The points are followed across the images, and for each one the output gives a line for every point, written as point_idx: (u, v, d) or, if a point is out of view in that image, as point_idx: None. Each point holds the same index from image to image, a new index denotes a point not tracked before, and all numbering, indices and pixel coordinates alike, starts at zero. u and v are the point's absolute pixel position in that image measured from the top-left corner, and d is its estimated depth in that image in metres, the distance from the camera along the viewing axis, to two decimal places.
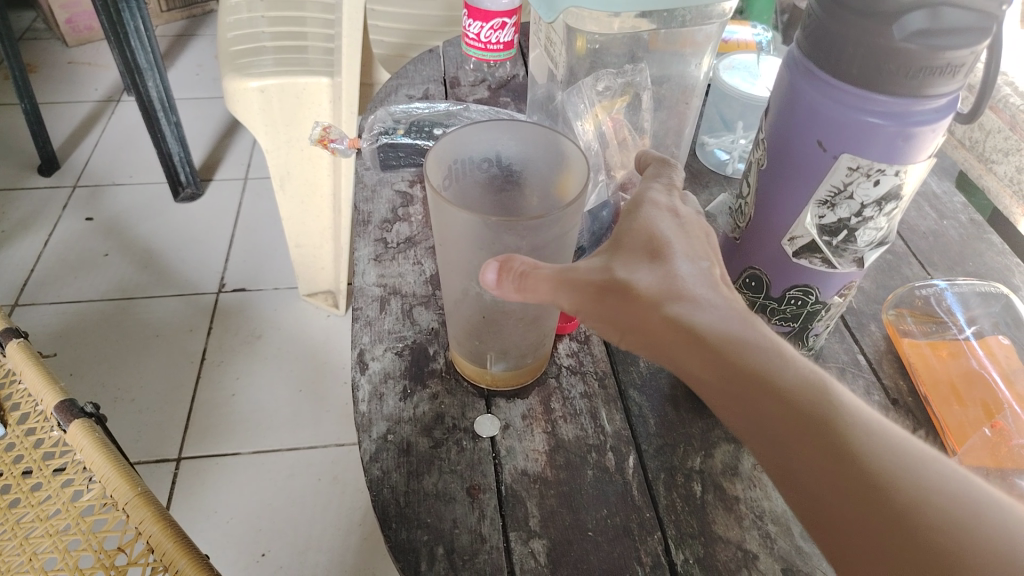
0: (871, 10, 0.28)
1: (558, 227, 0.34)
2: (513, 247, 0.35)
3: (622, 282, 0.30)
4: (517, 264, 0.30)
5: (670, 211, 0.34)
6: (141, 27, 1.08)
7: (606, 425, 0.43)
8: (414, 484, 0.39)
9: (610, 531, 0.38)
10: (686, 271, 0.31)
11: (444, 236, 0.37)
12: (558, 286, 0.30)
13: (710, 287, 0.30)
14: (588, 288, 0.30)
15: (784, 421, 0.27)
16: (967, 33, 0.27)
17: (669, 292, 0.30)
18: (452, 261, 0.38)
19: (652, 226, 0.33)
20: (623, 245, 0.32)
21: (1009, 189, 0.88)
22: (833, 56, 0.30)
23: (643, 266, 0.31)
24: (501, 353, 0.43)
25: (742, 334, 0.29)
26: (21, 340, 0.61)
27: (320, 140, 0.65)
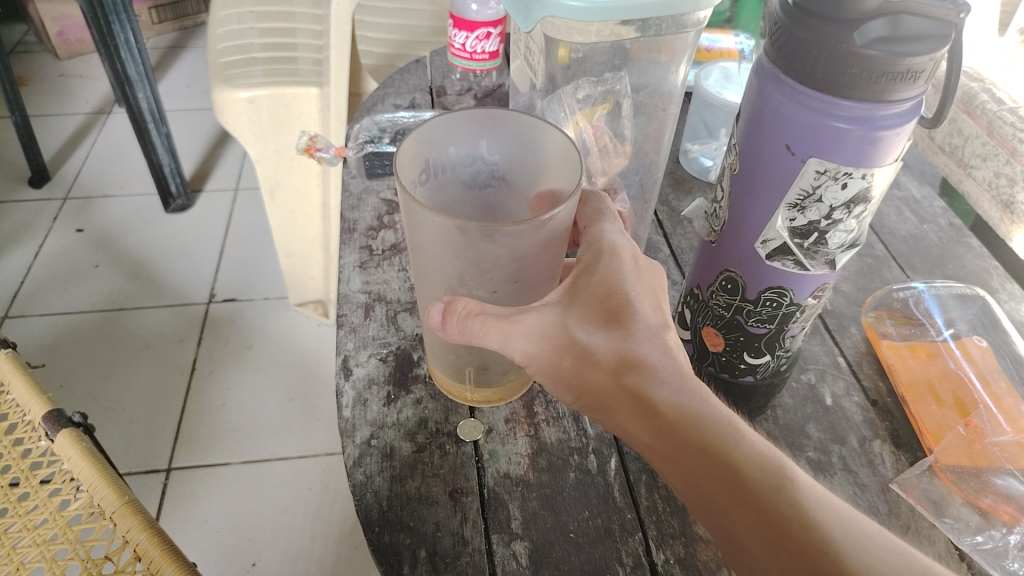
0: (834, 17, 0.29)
1: (542, 234, 0.33)
2: (496, 255, 0.33)
3: (568, 337, 0.32)
4: (461, 306, 0.33)
5: (630, 263, 0.34)
6: (131, 38, 1.08)
7: (588, 429, 0.44)
8: (397, 488, 0.40)
9: (591, 532, 0.38)
10: (639, 329, 0.32)
11: (419, 241, 0.35)
12: (500, 339, 0.32)
13: (661, 344, 0.32)
14: (535, 342, 0.32)
15: (723, 492, 0.28)
16: (926, 40, 0.29)
17: (615, 349, 0.31)
18: (426, 268, 0.36)
19: (607, 275, 0.33)
20: (575, 296, 0.33)
21: (989, 195, 0.89)
22: (799, 62, 0.31)
23: (589, 321, 0.32)
24: (481, 369, 0.42)
25: (687, 398, 0.30)
26: (9, 351, 0.61)
27: (306, 149, 0.65)
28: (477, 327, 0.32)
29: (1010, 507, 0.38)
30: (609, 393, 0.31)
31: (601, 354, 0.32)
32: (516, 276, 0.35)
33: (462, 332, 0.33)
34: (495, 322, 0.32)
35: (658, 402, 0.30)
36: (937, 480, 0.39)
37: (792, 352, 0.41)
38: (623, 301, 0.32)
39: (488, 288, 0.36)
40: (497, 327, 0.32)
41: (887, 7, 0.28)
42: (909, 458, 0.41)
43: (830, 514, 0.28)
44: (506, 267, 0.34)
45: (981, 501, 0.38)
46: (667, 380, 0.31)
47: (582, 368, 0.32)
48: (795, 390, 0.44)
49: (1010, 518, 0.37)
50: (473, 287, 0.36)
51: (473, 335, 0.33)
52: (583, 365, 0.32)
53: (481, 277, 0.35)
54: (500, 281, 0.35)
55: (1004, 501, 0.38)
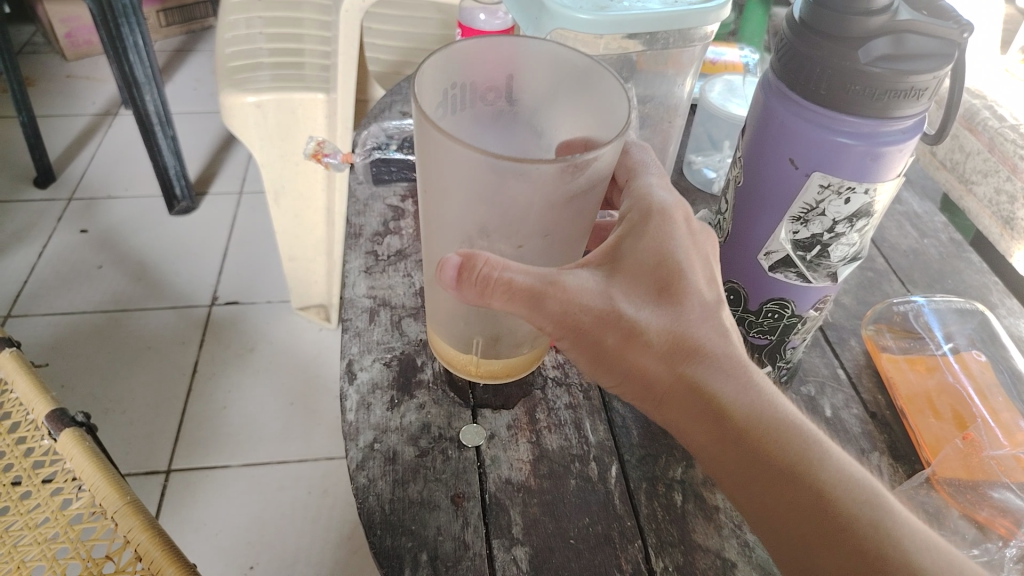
0: (839, 34, 0.30)
1: (580, 180, 0.31)
2: (530, 199, 0.31)
3: (619, 313, 0.32)
4: (485, 262, 0.31)
5: (683, 232, 0.35)
6: (139, 41, 1.09)
7: (590, 436, 0.44)
8: (399, 492, 0.40)
9: (592, 539, 0.39)
10: (692, 305, 0.33)
11: (440, 181, 0.33)
12: (545, 310, 0.31)
13: (710, 319, 0.33)
14: (586, 316, 0.32)
15: (764, 476, 0.31)
16: (929, 58, 0.29)
17: (666, 325, 0.33)
18: (441, 211, 0.34)
19: (655, 243, 0.34)
20: (623, 266, 0.33)
21: (990, 211, 0.90)
22: (803, 78, 0.32)
23: (637, 293, 0.33)
24: (494, 338, 0.42)
25: (734, 378, 0.32)
26: (13, 349, 0.61)
27: (315, 154, 0.74)
28: (512, 294, 0.31)
29: (1006, 520, 0.38)
30: (655, 372, 0.33)
31: (652, 331, 0.32)
32: (545, 228, 0.34)
33: (484, 288, 0.31)
34: (543, 292, 0.31)
35: (708, 386, 0.32)
36: (934, 492, 0.40)
37: (793, 363, 0.41)
38: (671, 273, 0.33)
39: (513, 241, 0.34)
40: (545, 298, 0.31)
41: (891, 26, 0.29)
42: (906, 471, 0.41)
43: (869, 492, 0.31)
44: (539, 215, 0.33)
45: (979, 513, 0.39)
46: (733, 380, 0.32)
47: (632, 344, 0.32)
48: (795, 401, 0.45)
49: (1006, 531, 0.38)
50: (496, 237, 0.34)
51: (505, 299, 0.31)
52: (632, 343, 0.32)
53: (509, 226, 0.34)
54: (527, 231, 0.34)
55: (1001, 514, 0.39)
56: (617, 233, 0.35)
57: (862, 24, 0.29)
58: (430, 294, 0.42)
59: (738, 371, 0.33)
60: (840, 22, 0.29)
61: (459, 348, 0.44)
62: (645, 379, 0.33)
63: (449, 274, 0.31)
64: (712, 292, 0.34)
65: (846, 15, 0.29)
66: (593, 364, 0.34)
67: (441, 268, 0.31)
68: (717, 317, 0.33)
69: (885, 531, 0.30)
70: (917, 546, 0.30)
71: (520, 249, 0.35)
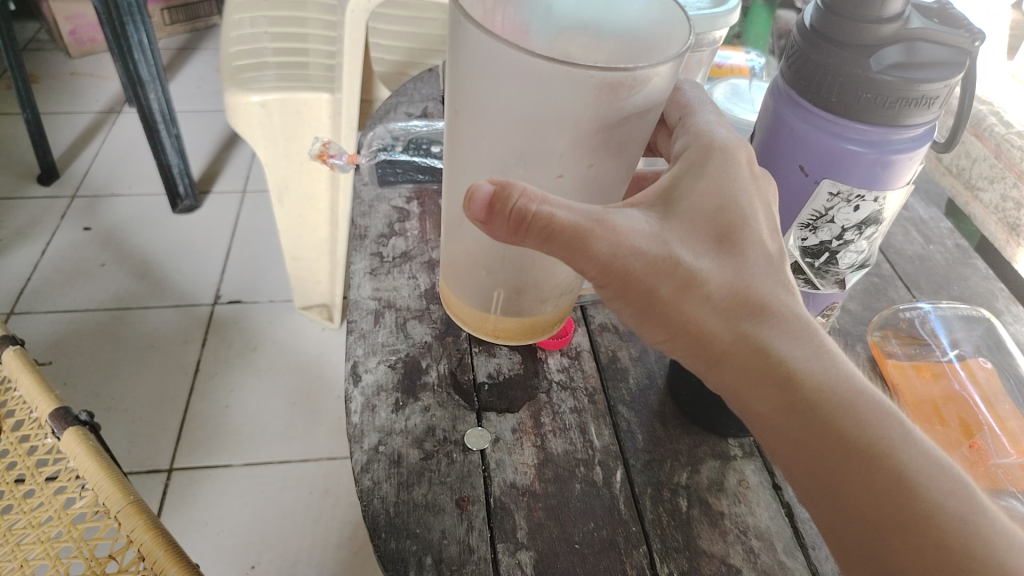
0: (852, 43, 0.31)
1: (639, 100, 0.29)
2: (583, 120, 0.29)
3: (674, 258, 0.31)
4: (517, 193, 0.28)
5: (742, 165, 0.34)
6: (144, 40, 1.09)
7: (595, 440, 0.44)
8: (404, 495, 0.40)
9: (596, 544, 0.39)
10: (752, 258, 0.32)
11: (479, 93, 0.29)
12: (590, 253, 0.30)
13: (770, 266, 0.32)
14: (636, 261, 0.30)
15: (830, 444, 0.30)
16: (940, 67, 0.31)
17: (722, 270, 0.31)
18: (474, 131, 0.31)
19: (712, 187, 0.33)
20: (678, 210, 0.32)
21: (995, 217, 0.90)
22: (816, 86, 0.33)
23: (692, 238, 0.32)
24: (519, 292, 0.37)
25: (794, 326, 0.31)
26: (17, 348, 0.61)
27: (320, 155, 0.73)
28: (555, 233, 0.29)
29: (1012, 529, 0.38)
30: (709, 320, 0.31)
31: (706, 276, 0.31)
32: (590, 158, 0.31)
33: (517, 224, 0.29)
34: (589, 233, 0.29)
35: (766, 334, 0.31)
36: None
37: None
38: (729, 217, 0.32)
39: (552, 171, 0.32)
40: (590, 238, 0.29)
41: (903, 34, 0.31)
42: None
43: (942, 470, 0.29)
44: (589, 141, 0.30)
45: None
46: (796, 341, 0.31)
47: (684, 292, 0.31)
48: None
49: None
50: (534, 165, 0.32)
51: (547, 240, 0.29)
52: (687, 291, 0.31)
53: (551, 155, 0.31)
54: (571, 159, 0.31)
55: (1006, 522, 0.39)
56: (669, 177, 0.34)
57: (875, 32, 0.31)
58: (450, 222, 0.38)
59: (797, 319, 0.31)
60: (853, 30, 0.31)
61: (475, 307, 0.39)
62: (698, 331, 0.32)
63: (476, 207, 0.29)
64: (771, 240, 0.33)
65: (859, 24, 0.31)
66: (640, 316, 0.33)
67: (472, 199, 0.29)
68: (776, 264, 0.32)
69: (959, 514, 0.29)
70: (995, 533, 0.28)
71: (559, 181, 0.32)
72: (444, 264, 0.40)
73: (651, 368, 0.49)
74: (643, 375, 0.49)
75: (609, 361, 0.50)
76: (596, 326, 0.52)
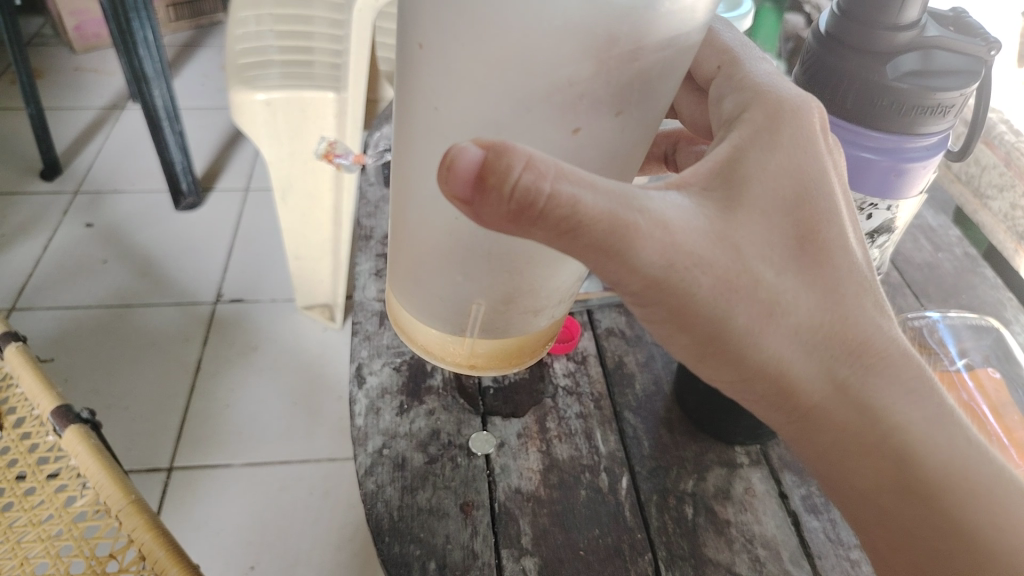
0: (871, 51, 0.37)
1: (690, 16, 0.24)
2: (627, 40, 0.23)
3: (745, 272, 0.28)
4: (518, 158, 0.23)
5: (812, 130, 0.32)
6: (150, 36, 1.08)
7: (600, 446, 0.44)
8: (409, 499, 0.40)
9: (602, 551, 0.39)
10: (838, 276, 0.30)
11: (479, 16, 0.23)
12: (634, 260, 0.26)
13: (854, 278, 0.30)
14: (698, 276, 0.27)
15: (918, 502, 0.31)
16: (954, 78, 0.36)
17: (801, 284, 0.29)
18: (461, 68, 0.25)
19: (785, 171, 0.30)
20: (747, 200, 0.28)
21: (1004, 225, 0.90)
22: (835, 90, 0.38)
23: (766, 239, 0.28)
24: (508, 303, 0.33)
25: (889, 363, 0.30)
26: (19, 344, 0.60)
27: (326, 154, 0.72)
28: (584, 226, 0.25)
29: None
30: (787, 355, 0.29)
31: (786, 296, 0.29)
32: (620, 104, 0.26)
33: (523, 210, 0.24)
34: (635, 230, 0.25)
35: (854, 371, 0.30)
36: None
37: None
38: (807, 213, 0.30)
39: (566, 125, 0.26)
40: (632, 235, 0.25)
41: (919, 44, 0.37)
42: None
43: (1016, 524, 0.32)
44: (625, 76, 0.25)
45: None
46: (901, 399, 0.30)
47: (763, 323, 0.29)
48: None
49: None
50: (546, 118, 0.25)
51: (571, 236, 0.25)
52: (766, 319, 0.29)
53: (573, 100, 0.25)
54: (595, 108, 0.25)
55: None
56: (729, 149, 0.30)
57: (895, 42, 0.36)
58: (404, 216, 0.32)
59: (891, 350, 0.30)
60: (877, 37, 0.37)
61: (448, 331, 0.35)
62: (775, 368, 0.30)
63: (455, 181, 0.24)
64: (851, 237, 0.30)
65: (879, 34, 0.36)
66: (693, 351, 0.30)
67: (453, 171, 0.23)
68: (864, 276, 0.30)
69: None
70: None
71: (575, 138, 0.26)
72: (400, 269, 0.34)
73: (657, 375, 0.49)
74: (650, 382, 0.49)
75: (616, 367, 0.49)
76: (602, 331, 0.52)
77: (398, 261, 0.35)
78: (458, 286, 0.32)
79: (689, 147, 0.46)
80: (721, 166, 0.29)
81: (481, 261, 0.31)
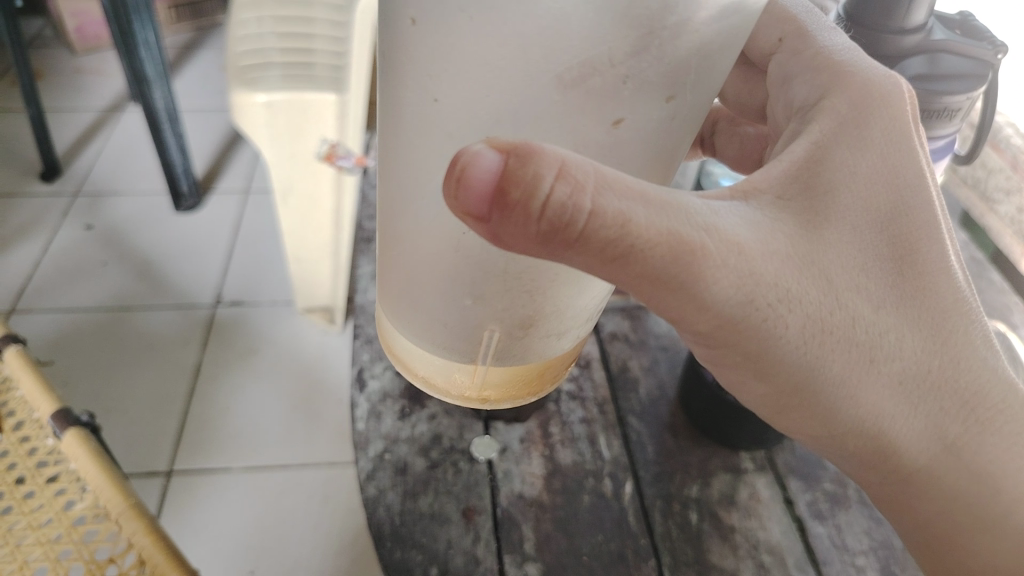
0: (879, 54, 0.50)
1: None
2: (682, 6, 0.22)
3: (836, 305, 0.30)
4: (547, 165, 0.23)
5: (902, 117, 0.33)
6: (151, 38, 1.07)
7: (602, 451, 0.56)
8: (410, 504, 0.52)
9: (600, 556, 0.51)
10: (931, 304, 0.32)
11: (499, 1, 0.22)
12: (708, 294, 0.28)
13: (953, 308, 0.32)
14: (781, 313, 0.29)
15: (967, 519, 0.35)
16: (953, 82, 0.49)
17: (902, 320, 0.31)
18: (473, 60, 0.23)
19: (875, 173, 0.32)
20: (834, 218, 0.30)
21: (1010, 230, 0.89)
22: None
23: (859, 265, 0.30)
24: (528, 327, 0.32)
25: (972, 393, 0.33)
26: (18, 347, 0.60)
27: (327, 155, 0.75)
28: (636, 247, 0.26)
29: None
30: (886, 409, 0.32)
31: (891, 341, 0.31)
32: (675, 84, 0.25)
33: (555, 230, 0.25)
34: (704, 253, 0.27)
35: (963, 426, 0.33)
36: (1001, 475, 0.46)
37: None
38: (903, 227, 0.32)
39: (608, 118, 0.25)
40: (699, 259, 0.27)
41: (922, 46, 0.50)
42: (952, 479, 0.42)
43: None
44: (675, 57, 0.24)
45: None
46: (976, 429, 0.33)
47: (862, 374, 0.31)
48: None
49: None
50: (588, 114, 0.25)
51: (620, 261, 0.26)
52: (860, 359, 0.31)
53: (617, 85, 0.24)
54: (639, 100, 0.25)
55: None
56: (809, 147, 0.31)
57: (898, 46, 0.49)
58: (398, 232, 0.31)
59: (1001, 399, 0.34)
60: (884, 41, 0.49)
61: (456, 357, 0.34)
62: (872, 422, 0.32)
63: (467, 199, 0.24)
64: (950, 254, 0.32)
65: (886, 37, 0.49)
66: (774, 396, 0.34)
67: (467, 182, 0.23)
68: (959, 300, 0.32)
69: None
70: None
71: (616, 129, 0.25)
72: (394, 289, 0.33)
73: None
74: None
75: None
76: None
77: (391, 280, 0.33)
78: (467, 309, 0.31)
79: (729, 128, 0.48)
80: (802, 170, 0.31)
81: (497, 284, 0.30)
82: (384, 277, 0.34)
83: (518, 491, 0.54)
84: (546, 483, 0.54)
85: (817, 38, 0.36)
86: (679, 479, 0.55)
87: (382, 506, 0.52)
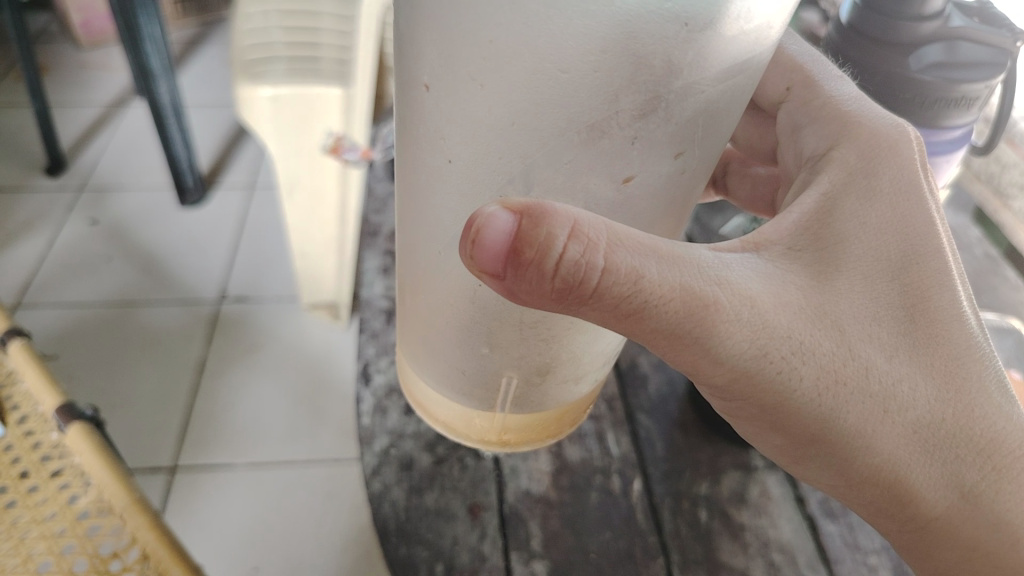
0: (895, 42, 0.50)
1: (757, 33, 0.25)
2: (688, 68, 0.24)
3: (850, 354, 0.32)
4: (558, 225, 0.26)
5: (911, 166, 0.36)
6: (156, 33, 1.06)
7: (613, 449, 0.56)
8: (415, 499, 0.52)
9: (614, 554, 0.51)
10: (948, 350, 0.33)
11: (520, 26, 0.23)
12: (723, 345, 0.31)
13: (972, 357, 0.33)
14: (794, 363, 0.31)
15: None
16: (978, 70, 0.49)
17: (915, 368, 0.32)
18: (490, 107, 0.25)
19: (886, 225, 0.34)
20: (843, 270, 0.33)
21: None
22: (869, 79, 0.51)
23: (869, 314, 0.32)
24: (544, 375, 0.37)
25: (1004, 445, 0.33)
26: (23, 340, 0.59)
27: (332, 147, 0.73)
28: (650, 302, 0.29)
29: None
30: (902, 456, 0.33)
31: (904, 390, 0.32)
32: (681, 144, 0.28)
33: (569, 287, 0.28)
34: (717, 306, 0.30)
35: (981, 476, 0.33)
36: None
37: None
38: (913, 276, 0.34)
39: (617, 176, 0.28)
40: (712, 311, 0.30)
41: (944, 33, 0.50)
42: None
43: None
44: (689, 63, 0.24)
45: None
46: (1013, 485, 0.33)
47: (877, 423, 0.32)
48: None
49: None
50: (596, 171, 0.27)
51: (636, 315, 0.30)
52: (879, 412, 0.32)
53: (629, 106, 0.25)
54: (647, 159, 0.27)
55: None
56: (820, 199, 0.35)
57: (914, 34, 0.49)
58: (422, 280, 0.35)
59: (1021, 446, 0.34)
60: (901, 31, 0.50)
61: (474, 406, 0.41)
62: (890, 470, 0.33)
63: (480, 256, 0.27)
64: (963, 302, 0.34)
65: (904, 27, 0.49)
66: (792, 446, 0.35)
67: (482, 240, 0.26)
68: (976, 350, 0.34)
69: None
70: None
71: (625, 186, 0.28)
72: (414, 337, 0.39)
73: None
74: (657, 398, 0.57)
75: None
76: None
77: (413, 323, 0.38)
78: (485, 356, 0.36)
79: (741, 169, 0.54)
80: (812, 222, 0.34)
81: (512, 334, 0.34)
82: (410, 335, 0.39)
83: (524, 488, 0.54)
84: (554, 480, 0.54)
85: (823, 87, 0.41)
86: (688, 476, 0.55)
87: (388, 501, 0.51)
